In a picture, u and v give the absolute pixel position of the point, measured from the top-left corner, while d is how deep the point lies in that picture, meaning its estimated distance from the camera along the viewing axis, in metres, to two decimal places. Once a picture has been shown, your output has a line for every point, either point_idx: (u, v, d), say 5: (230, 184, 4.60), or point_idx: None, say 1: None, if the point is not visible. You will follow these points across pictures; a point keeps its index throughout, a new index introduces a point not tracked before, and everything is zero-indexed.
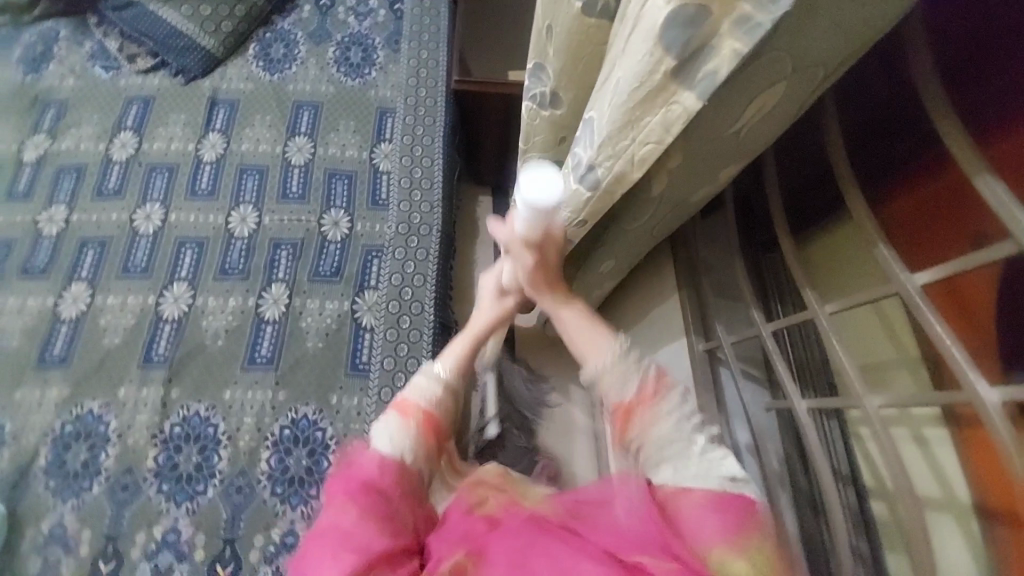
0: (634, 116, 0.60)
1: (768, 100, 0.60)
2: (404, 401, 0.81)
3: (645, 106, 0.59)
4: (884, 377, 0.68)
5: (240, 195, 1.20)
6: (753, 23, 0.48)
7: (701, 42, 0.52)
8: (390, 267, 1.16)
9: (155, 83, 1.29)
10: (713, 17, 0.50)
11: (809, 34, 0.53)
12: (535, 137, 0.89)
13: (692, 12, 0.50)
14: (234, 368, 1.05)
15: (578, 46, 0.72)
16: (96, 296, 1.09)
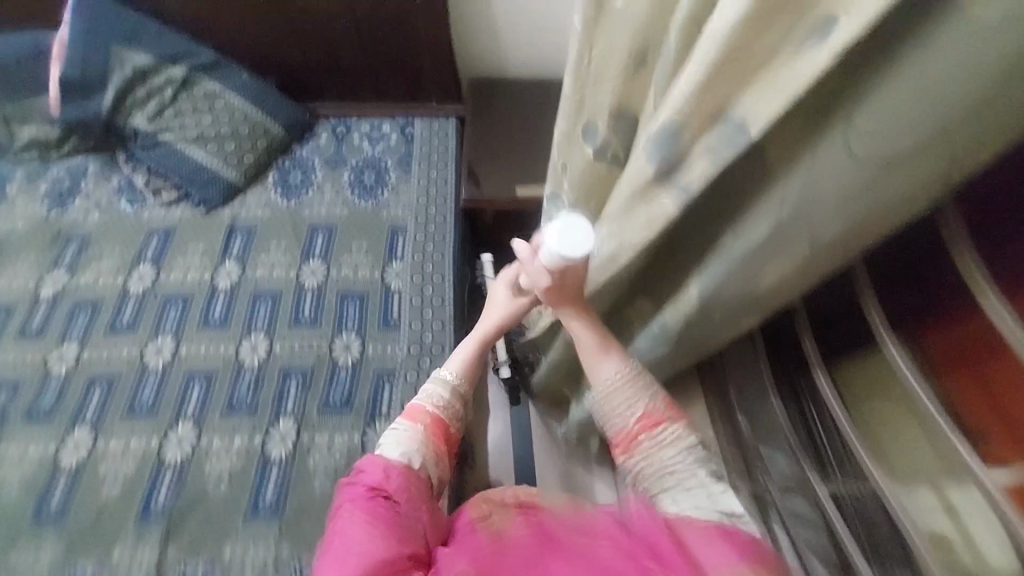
0: (627, 210, 0.63)
1: (784, 270, 0.60)
2: (414, 410, 0.83)
3: (632, 202, 0.62)
4: (919, 497, 0.67)
5: (252, 321, 1.20)
6: (721, 150, 0.50)
7: (680, 163, 0.53)
8: (402, 393, 1.11)
9: (177, 214, 1.34)
10: (690, 135, 0.51)
11: (821, 213, 0.53)
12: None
13: (672, 131, 0.51)
14: (237, 518, 0.97)
15: (590, 190, 0.72)
16: (99, 441, 1.06)
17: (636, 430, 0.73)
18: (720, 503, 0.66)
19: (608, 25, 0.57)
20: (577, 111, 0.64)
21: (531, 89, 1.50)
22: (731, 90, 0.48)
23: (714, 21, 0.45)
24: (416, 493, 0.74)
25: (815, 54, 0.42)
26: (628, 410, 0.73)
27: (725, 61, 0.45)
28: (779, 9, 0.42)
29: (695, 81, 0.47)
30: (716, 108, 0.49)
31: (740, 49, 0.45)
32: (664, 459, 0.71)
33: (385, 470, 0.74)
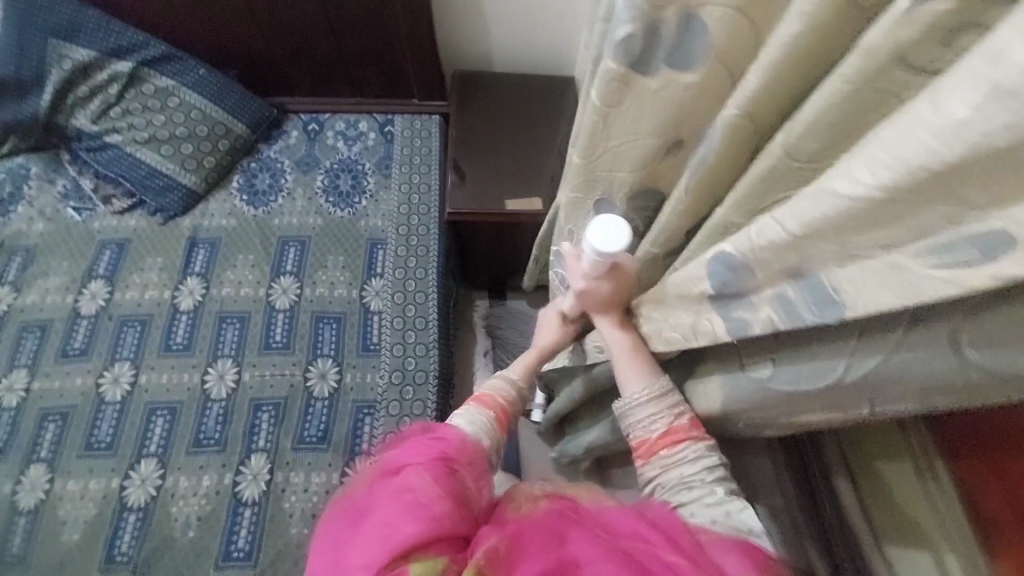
0: (675, 305, 0.57)
1: (830, 420, 0.52)
2: (483, 391, 0.77)
3: (680, 304, 0.55)
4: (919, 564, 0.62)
5: (217, 347, 1.11)
6: (795, 314, 0.42)
7: (744, 295, 0.46)
8: (383, 426, 1.05)
9: (131, 224, 1.21)
10: (759, 281, 0.45)
11: (880, 395, 0.44)
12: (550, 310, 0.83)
13: (738, 264, 0.45)
14: (210, 565, 0.92)
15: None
16: (57, 481, 0.98)
17: (665, 440, 0.63)
18: (735, 518, 0.57)
19: (638, 102, 0.50)
20: (590, 184, 0.60)
21: (530, 80, 1.36)
22: (827, 259, 0.39)
23: (823, 181, 0.36)
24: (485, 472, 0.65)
25: (927, 281, 0.32)
26: (660, 417, 0.63)
27: (823, 231, 0.37)
28: (897, 211, 0.32)
29: (786, 233, 0.39)
30: (794, 268, 0.41)
31: (846, 228, 0.36)
32: (681, 475, 0.61)
33: (462, 437, 0.66)
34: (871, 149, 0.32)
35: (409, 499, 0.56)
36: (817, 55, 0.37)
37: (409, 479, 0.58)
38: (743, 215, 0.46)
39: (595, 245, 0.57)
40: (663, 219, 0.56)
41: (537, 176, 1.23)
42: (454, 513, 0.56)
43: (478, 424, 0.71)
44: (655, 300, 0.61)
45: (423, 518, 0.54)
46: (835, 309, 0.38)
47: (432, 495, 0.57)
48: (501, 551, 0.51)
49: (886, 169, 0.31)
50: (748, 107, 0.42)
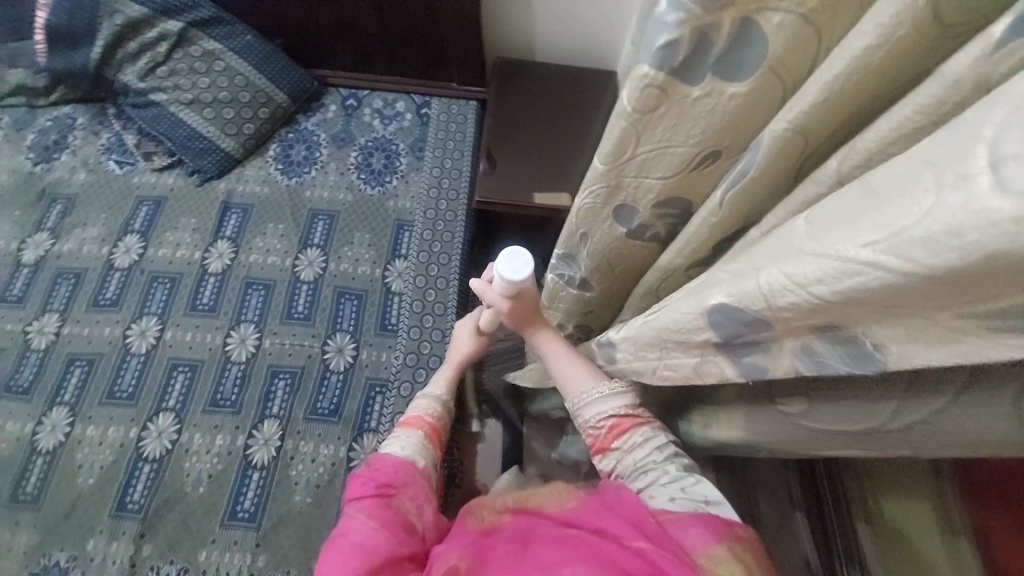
0: (666, 347, 0.51)
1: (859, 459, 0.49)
2: (411, 411, 0.76)
3: (679, 347, 0.50)
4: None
5: (241, 312, 1.12)
6: (825, 367, 0.39)
7: (761, 344, 0.42)
8: (393, 407, 1.06)
9: (168, 182, 1.24)
10: (777, 332, 0.40)
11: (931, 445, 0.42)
12: (562, 308, 0.81)
13: (750, 319, 0.40)
14: (215, 523, 0.95)
15: (614, 259, 0.67)
16: (77, 425, 1.02)
17: (615, 429, 0.64)
18: (689, 492, 0.58)
19: (677, 109, 0.46)
20: (612, 191, 0.57)
21: (569, 73, 1.33)
22: (859, 319, 0.35)
23: (848, 242, 0.30)
24: (424, 489, 0.66)
25: (983, 348, 0.31)
26: (604, 409, 0.64)
27: (855, 298, 0.32)
28: (950, 285, 0.28)
29: (808, 297, 0.34)
30: (821, 326, 0.37)
31: (882, 297, 0.31)
32: (634, 461, 0.62)
33: (391, 463, 0.66)
34: (912, 213, 0.27)
35: (347, 545, 0.58)
36: (885, 78, 0.35)
37: (347, 525, 0.60)
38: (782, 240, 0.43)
39: (501, 272, 0.62)
40: (692, 226, 0.52)
41: (565, 170, 1.21)
42: (387, 542, 0.58)
43: (413, 446, 0.70)
44: (637, 339, 0.55)
45: (366, 557, 0.57)
46: (872, 364, 0.36)
47: (365, 535, 0.58)
48: (461, 568, 0.56)
49: (949, 245, 0.25)
50: (802, 123, 0.39)
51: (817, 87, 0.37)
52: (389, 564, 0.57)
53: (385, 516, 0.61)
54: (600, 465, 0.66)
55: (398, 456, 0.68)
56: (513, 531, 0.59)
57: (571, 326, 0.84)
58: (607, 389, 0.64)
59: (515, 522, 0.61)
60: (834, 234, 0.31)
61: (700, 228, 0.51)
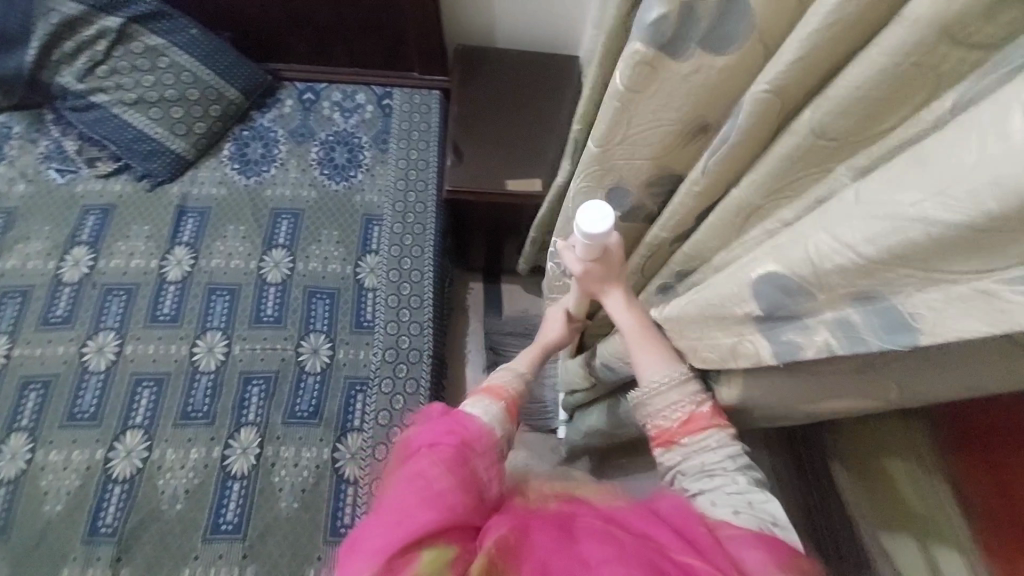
0: (706, 324, 0.54)
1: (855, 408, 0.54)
2: (490, 382, 0.76)
3: (718, 325, 0.52)
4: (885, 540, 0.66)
5: (206, 319, 1.08)
6: (858, 337, 0.39)
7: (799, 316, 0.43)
8: (376, 404, 1.04)
9: (116, 189, 1.17)
10: (817, 304, 0.41)
11: (918, 382, 0.48)
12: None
13: (791, 286, 0.42)
14: (196, 539, 0.91)
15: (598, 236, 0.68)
16: (39, 451, 0.96)
17: (683, 418, 0.62)
18: (756, 509, 0.55)
19: (665, 85, 0.48)
20: (603, 172, 0.59)
21: (536, 59, 1.32)
22: (903, 283, 0.35)
23: (900, 200, 0.31)
24: (497, 463, 0.63)
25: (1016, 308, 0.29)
26: (677, 396, 0.62)
27: (904, 256, 0.33)
28: (1000, 236, 0.28)
29: (854, 257, 0.35)
30: (857, 292, 0.38)
31: (930, 255, 0.32)
32: (702, 462, 0.60)
33: (476, 427, 0.66)
34: (961, 164, 0.28)
35: (421, 488, 0.55)
36: (861, 33, 0.35)
37: (424, 471, 0.57)
38: (762, 196, 0.45)
39: (581, 226, 0.59)
40: (679, 198, 0.55)
41: (536, 157, 1.20)
42: (465, 502, 0.54)
43: (491, 412, 0.70)
44: (676, 318, 0.57)
45: (439, 507, 0.52)
46: (908, 335, 0.35)
47: (443, 484, 0.55)
48: (510, 543, 0.48)
49: (991, 191, 0.26)
50: (779, 83, 0.39)
51: (790, 47, 0.37)
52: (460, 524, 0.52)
53: (462, 476, 0.57)
54: (660, 458, 0.63)
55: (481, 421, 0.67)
56: (560, 512, 0.51)
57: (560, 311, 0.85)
58: (678, 377, 0.62)
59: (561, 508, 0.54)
60: (886, 194, 0.33)
61: (684, 198, 0.54)
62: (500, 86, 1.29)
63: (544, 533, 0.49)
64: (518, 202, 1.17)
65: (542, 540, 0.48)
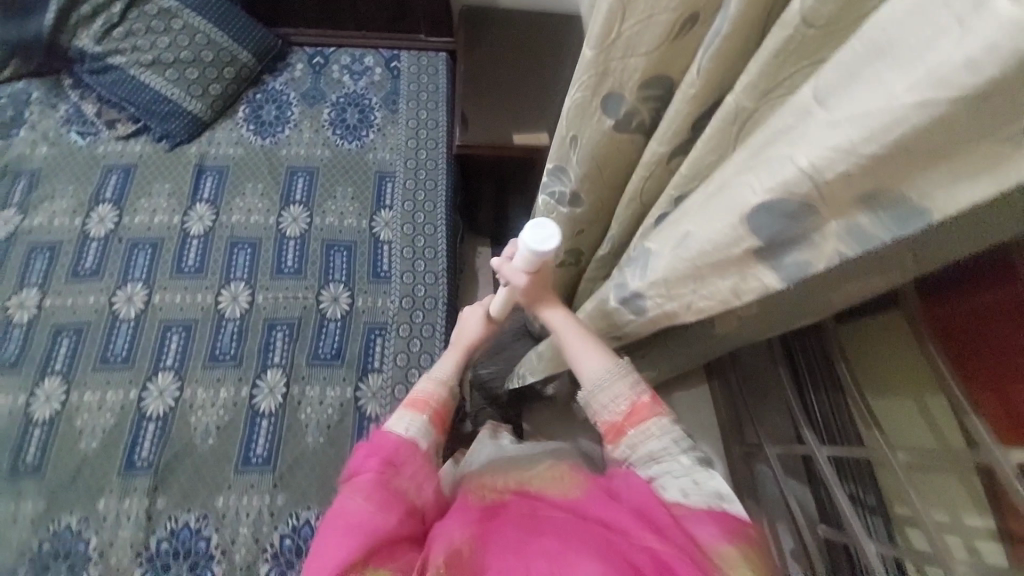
0: (701, 274, 0.49)
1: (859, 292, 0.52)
2: (414, 393, 0.76)
3: (713, 269, 0.48)
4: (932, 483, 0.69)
5: (229, 270, 1.12)
6: (869, 240, 0.36)
7: (803, 235, 0.40)
8: (395, 347, 1.09)
9: (136, 149, 1.22)
10: (819, 217, 0.38)
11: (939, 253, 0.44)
12: (552, 231, 0.86)
13: (794, 208, 0.38)
14: (229, 471, 0.96)
15: (602, 161, 0.71)
16: (72, 392, 1.00)
17: (627, 413, 0.66)
18: (707, 486, 0.60)
19: None
20: (601, 79, 0.62)
21: (537, 16, 1.37)
22: (907, 177, 0.33)
23: (892, 95, 0.30)
24: (423, 467, 0.68)
25: None
26: (617, 393, 0.66)
27: (907, 146, 0.31)
28: (1001, 107, 0.27)
29: (855, 161, 0.33)
30: (868, 192, 0.35)
31: (925, 142, 0.30)
32: (650, 451, 0.65)
33: (395, 441, 0.68)
34: (942, 42, 0.27)
35: (347, 526, 0.59)
36: None
37: (343, 502, 0.62)
38: (754, 97, 0.45)
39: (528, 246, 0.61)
40: (671, 110, 0.55)
41: (540, 110, 1.26)
42: (385, 522, 0.60)
43: (414, 426, 0.71)
44: (664, 277, 0.53)
45: (359, 535, 0.58)
46: (918, 218, 0.34)
47: (366, 515, 0.60)
48: (465, 552, 0.57)
49: (992, 62, 0.25)
50: None
51: None
52: (384, 545, 0.59)
53: (383, 495, 0.62)
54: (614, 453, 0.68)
55: (401, 435, 0.69)
56: (519, 515, 0.62)
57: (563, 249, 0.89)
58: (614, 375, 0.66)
59: (517, 505, 0.64)
60: (860, 94, 0.32)
61: (678, 105, 0.54)
62: (504, 43, 1.33)
63: (504, 536, 0.58)
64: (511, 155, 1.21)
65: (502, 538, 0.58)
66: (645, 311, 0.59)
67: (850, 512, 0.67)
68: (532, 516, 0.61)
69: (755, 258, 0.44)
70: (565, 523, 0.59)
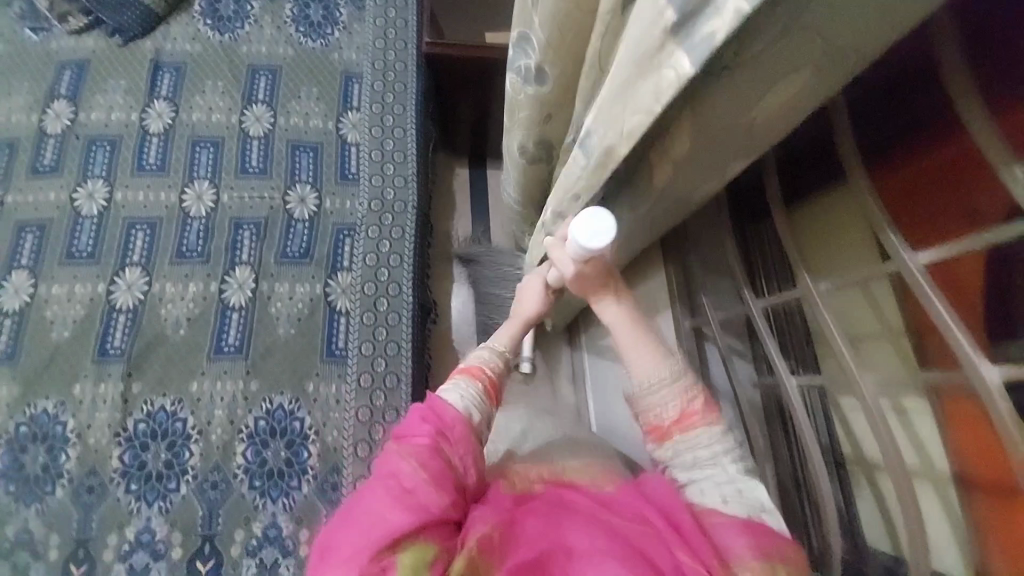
0: (632, 82, 0.48)
1: (785, 97, 0.53)
2: (468, 361, 0.72)
3: (642, 72, 0.47)
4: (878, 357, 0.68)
5: (192, 169, 1.10)
6: None
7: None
8: (364, 247, 1.10)
9: (89, 44, 1.16)
10: None
11: (838, 21, 0.45)
12: (520, 116, 0.84)
13: None
14: (201, 358, 0.98)
15: (564, 24, 0.68)
16: (41, 286, 1.00)
17: (676, 420, 0.63)
18: (746, 496, 0.59)
19: None
20: None
21: None
22: None
23: None
24: (472, 449, 0.62)
25: None
26: (670, 399, 0.63)
27: None
28: None
29: None
30: None
31: None
32: (695, 457, 0.62)
33: (453, 414, 0.63)
34: None
35: (399, 485, 0.57)
36: None
37: (394, 468, 0.58)
38: None
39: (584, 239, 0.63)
40: None
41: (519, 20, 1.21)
42: (438, 501, 0.56)
43: (470, 398, 0.66)
44: (604, 100, 0.53)
45: (409, 509, 0.55)
46: None
47: (414, 483, 0.57)
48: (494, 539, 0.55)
49: None
50: None
51: None
52: (433, 522, 0.56)
53: (435, 472, 0.58)
54: (656, 453, 0.66)
55: (459, 408, 0.64)
56: (546, 504, 0.59)
57: (532, 143, 0.89)
58: (668, 377, 0.64)
59: (546, 492, 0.62)
60: None
61: None
62: None
63: (531, 525, 0.56)
64: (479, 54, 1.16)
65: (526, 524, 0.57)
66: (593, 151, 0.59)
67: (776, 355, 0.74)
68: (557, 505, 0.59)
69: (674, 45, 0.42)
70: (595, 514, 0.57)
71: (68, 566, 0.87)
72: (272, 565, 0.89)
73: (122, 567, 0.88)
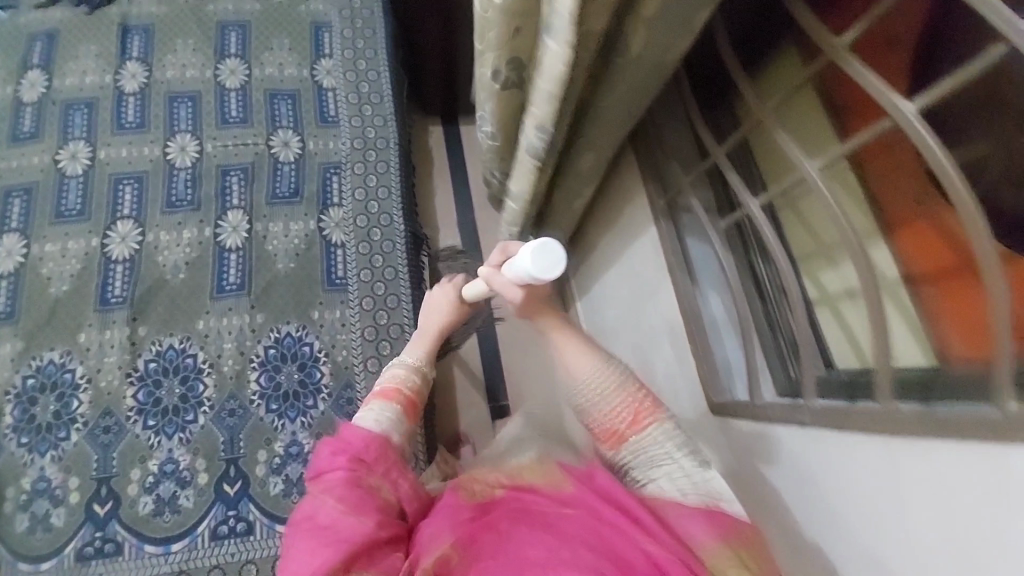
0: None
1: None
2: (385, 381, 0.69)
3: None
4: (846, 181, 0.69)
5: (173, 123, 1.11)
6: None
7: None
8: (351, 183, 1.13)
9: (56, 15, 1.16)
10: None
11: None
12: (488, 35, 0.88)
13: None
14: (205, 298, 1.00)
15: None
16: (33, 246, 1.00)
17: (629, 418, 0.64)
18: (702, 484, 0.60)
19: None
20: None
21: None
22: None
23: None
24: (395, 464, 0.61)
25: None
26: (619, 401, 0.64)
27: None
28: None
29: None
30: None
31: None
32: (648, 455, 0.63)
33: (364, 435, 0.60)
34: None
35: (315, 529, 0.54)
36: None
37: (313, 508, 0.55)
38: None
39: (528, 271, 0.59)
40: None
41: None
42: (358, 528, 0.54)
43: (386, 418, 0.64)
44: None
45: (329, 544, 0.52)
46: None
47: (333, 518, 0.54)
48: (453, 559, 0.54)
49: None
50: None
51: None
52: (361, 551, 0.53)
53: (354, 500, 0.55)
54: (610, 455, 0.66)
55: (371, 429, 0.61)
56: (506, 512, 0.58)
57: (503, 65, 0.93)
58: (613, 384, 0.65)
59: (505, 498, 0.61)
60: None
61: None
62: None
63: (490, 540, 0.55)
64: None
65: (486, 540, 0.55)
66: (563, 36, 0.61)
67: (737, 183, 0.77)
68: (520, 513, 0.58)
69: None
70: (553, 517, 0.57)
71: (92, 505, 0.89)
72: (298, 479, 0.93)
73: (148, 498, 0.90)
